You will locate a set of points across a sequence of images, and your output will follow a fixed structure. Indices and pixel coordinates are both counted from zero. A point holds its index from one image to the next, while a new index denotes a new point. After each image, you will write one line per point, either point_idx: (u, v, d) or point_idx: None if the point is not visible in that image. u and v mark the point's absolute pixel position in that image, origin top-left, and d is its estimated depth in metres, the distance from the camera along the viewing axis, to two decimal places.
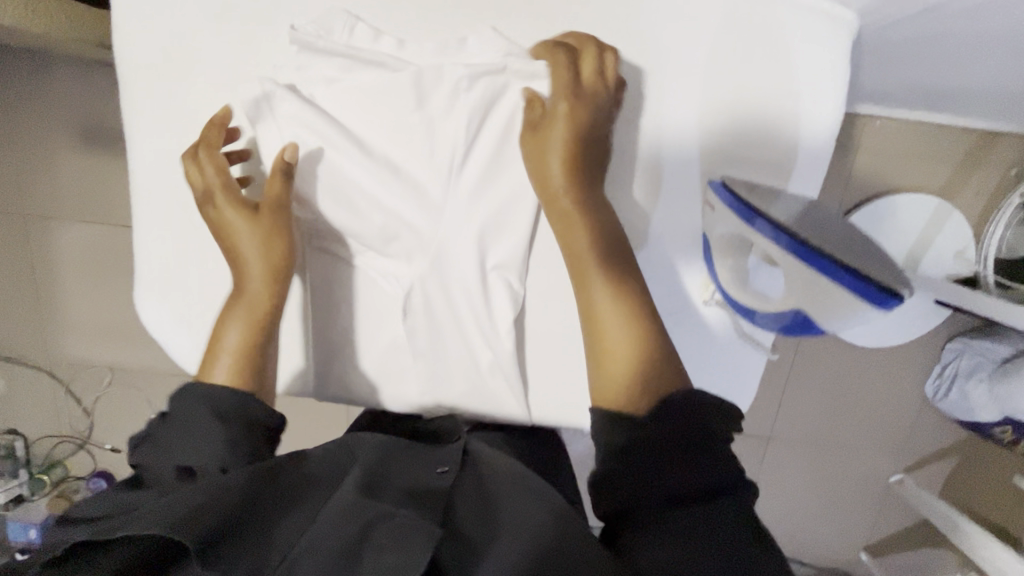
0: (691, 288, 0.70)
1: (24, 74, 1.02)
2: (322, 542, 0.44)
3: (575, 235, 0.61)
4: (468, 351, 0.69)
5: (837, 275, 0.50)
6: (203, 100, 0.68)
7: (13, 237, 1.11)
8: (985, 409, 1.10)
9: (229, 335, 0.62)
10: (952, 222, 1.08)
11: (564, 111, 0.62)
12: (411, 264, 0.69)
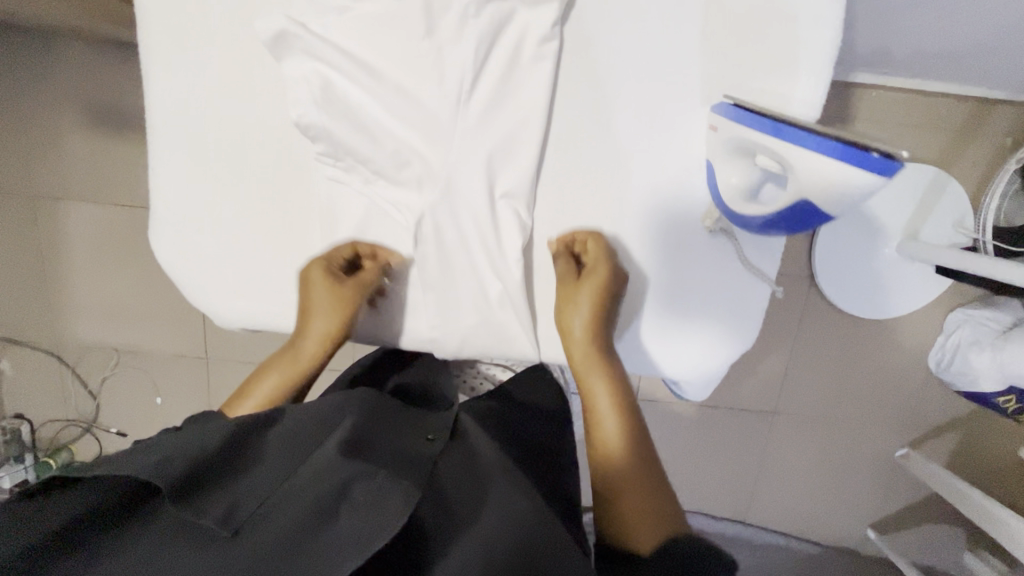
0: (694, 216, 0.61)
1: (37, 56, 1.04)
2: (304, 493, 0.50)
3: (593, 381, 0.62)
4: (479, 297, 0.65)
5: (825, 142, 0.44)
6: (195, 21, 0.62)
7: (24, 218, 1.12)
8: (987, 378, 1.10)
9: (263, 381, 0.66)
10: (951, 190, 1.09)
11: (600, 273, 0.60)
12: (421, 191, 0.63)
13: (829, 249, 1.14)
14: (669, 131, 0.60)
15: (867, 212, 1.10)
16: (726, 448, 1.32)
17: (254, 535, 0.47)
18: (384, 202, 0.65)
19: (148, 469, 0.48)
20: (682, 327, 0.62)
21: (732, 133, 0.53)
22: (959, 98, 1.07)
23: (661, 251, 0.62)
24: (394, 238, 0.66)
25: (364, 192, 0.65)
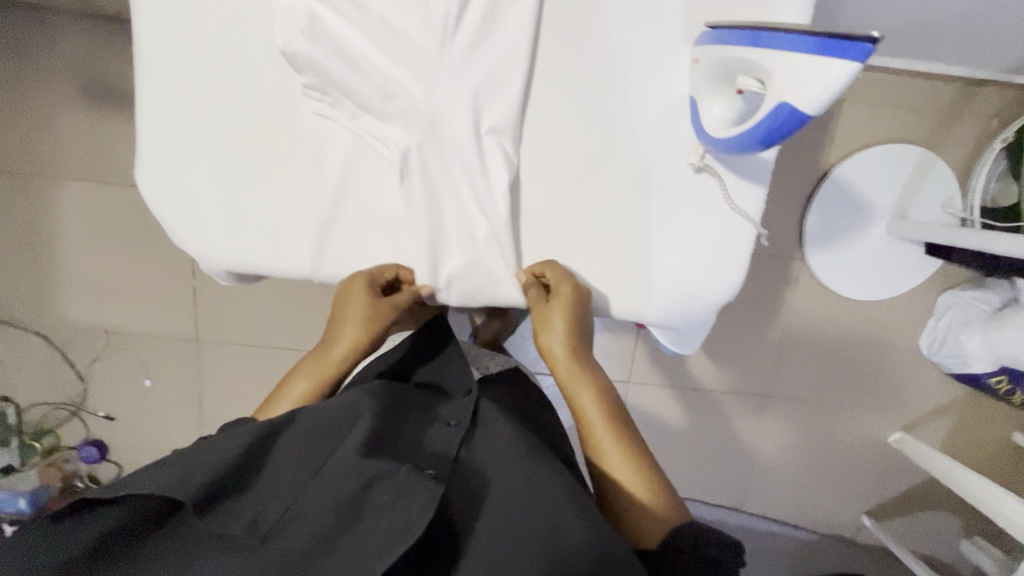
0: (678, 151, 0.56)
1: (35, 33, 1.04)
2: (325, 495, 0.48)
3: (579, 392, 0.59)
4: (471, 252, 0.58)
5: (803, 40, 0.43)
6: None
7: (14, 195, 1.12)
8: (979, 359, 1.11)
9: (295, 385, 0.65)
10: (938, 171, 1.10)
11: (565, 292, 0.56)
12: (407, 128, 0.54)
13: (821, 230, 1.14)
14: (680, 66, 0.55)
15: (856, 193, 1.11)
16: (721, 434, 1.30)
17: (281, 544, 0.45)
18: (366, 138, 0.55)
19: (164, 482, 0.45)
20: (662, 284, 0.58)
21: (714, 54, 0.49)
22: (945, 80, 1.09)
23: (645, 192, 0.56)
24: (377, 185, 0.57)
25: (344, 125, 0.55)
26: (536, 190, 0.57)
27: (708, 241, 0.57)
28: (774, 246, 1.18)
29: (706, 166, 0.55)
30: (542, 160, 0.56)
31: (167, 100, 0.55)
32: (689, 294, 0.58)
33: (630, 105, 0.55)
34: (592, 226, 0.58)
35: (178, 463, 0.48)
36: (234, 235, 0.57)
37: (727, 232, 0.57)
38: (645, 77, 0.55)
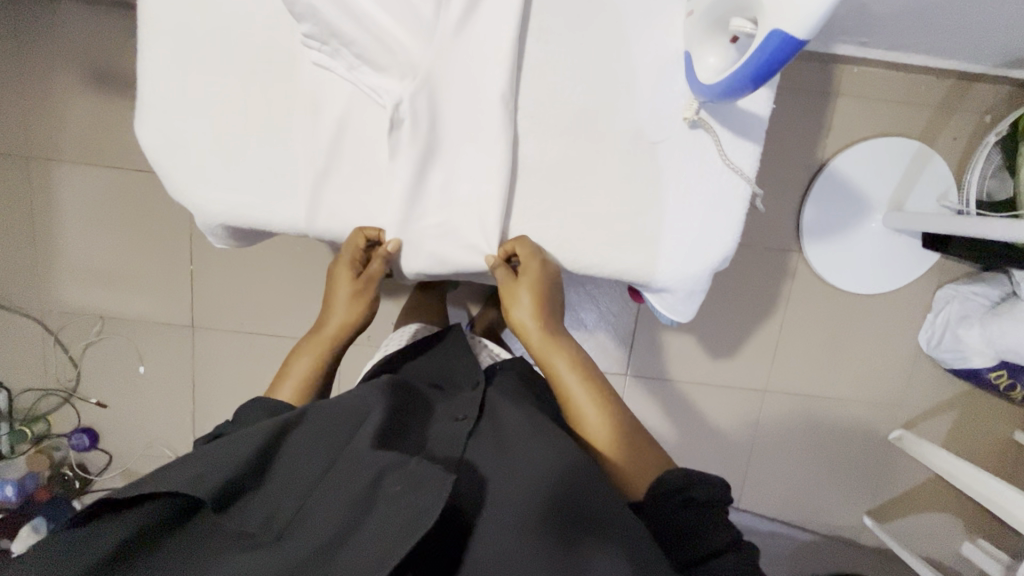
0: (670, 108, 0.57)
1: (40, 17, 1.06)
2: (341, 490, 0.49)
3: (554, 361, 0.64)
4: (466, 207, 0.59)
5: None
6: None
7: (15, 178, 1.12)
8: (979, 353, 1.11)
9: (298, 363, 0.67)
10: (934, 163, 1.11)
11: (534, 270, 0.60)
12: (403, 79, 0.55)
13: (819, 222, 1.14)
14: (674, 24, 0.56)
15: (852, 185, 1.12)
16: (719, 430, 1.29)
17: (296, 541, 0.46)
18: (363, 89, 0.56)
19: (184, 483, 0.47)
20: (651, 240, 0.59)
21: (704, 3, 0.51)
22: (938, 75, 1.11)
23: (637, 148, 0.58)
24: (373, 137, 0.58)
25: (341, 76, 0.56)
26: (534, 152, 0.58)
27: (699, 198, 0.58)
28: (772, 239, 1.19)
29: (701, 121, 0.56)
30: (537, 118, 0.57)
31: (171, 49, 0.56)
32: (686, 249, 0.59)
33: (625, 61, 0.56)
34: (585, 186, 0.59)
35: (196, 462, 0.49)
36: (231, 183, 0.59)
37: (720, 188, 0.58)
38: (640, 33, 0.56)
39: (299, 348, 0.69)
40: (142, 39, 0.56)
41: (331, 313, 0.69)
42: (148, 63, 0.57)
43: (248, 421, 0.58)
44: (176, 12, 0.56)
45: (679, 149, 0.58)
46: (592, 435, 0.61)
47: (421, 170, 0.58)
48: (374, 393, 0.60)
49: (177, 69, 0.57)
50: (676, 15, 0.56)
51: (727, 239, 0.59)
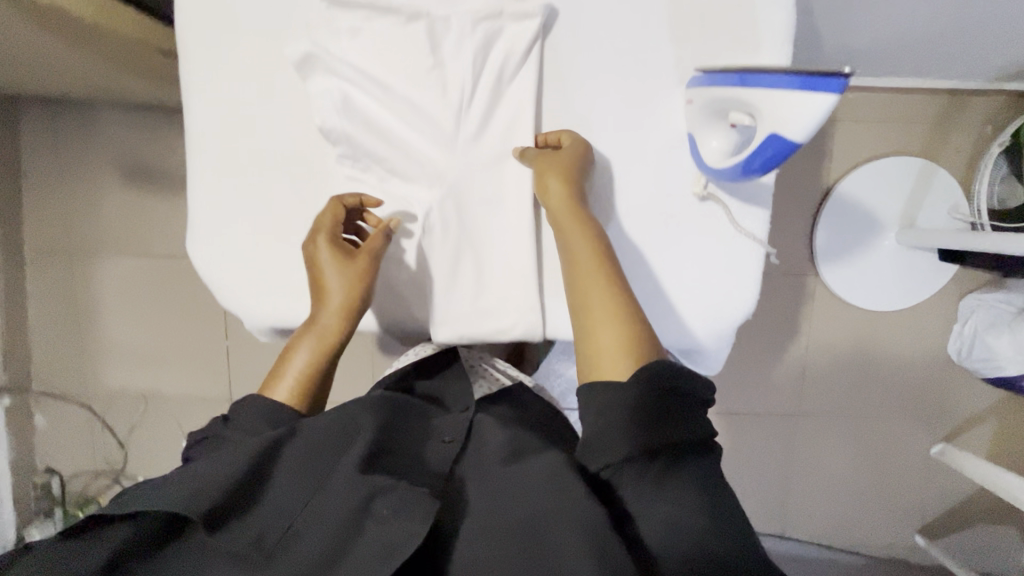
0: (680, 185, 0.61)
1: (76, 125, 1.14)
2: (330, 510, 0.47)
3: (575, 242, 0.56)
4: (497, 294, 0.61)
5: (782, 75, 0.47)
6: (196, 50, 0.61)
7: (60, 274, 1.19)
8: (1014, 362, 1.09)
9: (295, 358, 0.58)
10: (939, 177, 1.12)
11: (574, 147, 0.58)
12: (431, 188, 0.60)
13: (831, 245, 1.16)
14: (677, 107, 0.59)
15: (859, 206, 1.14)
16: (755, 457, 1.28)
17: (285, 561, 0.44)
18: (394, 198, 0.62)
19: (173, 500, 0.44)
20: (669, 310, 0.62)
21: (700, 98, 0.55)
22: (933, 92, 1.13)
23: (649, 226, 0.61)
24: (404, 238, 0.62)
25: (375, 187, 0.62)
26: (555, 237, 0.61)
27: (715, 265, 0.61)
28: (786, 265, 1.21)
29: (710, 193, 0.60)
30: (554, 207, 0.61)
31: (219, 173, 0.63)
32: (706, 315, 0.62)
33: (632, 146, 0.60)
34: None
35: (183, 479, 0.46)
36: (277, 288, 0.63)
37: (735, 254, 0.61)
38: (642, 119, 0.60)
39: (294, 339, 0.60)
40: (193, 164, 0.64)
41: (322, 303, 0.59)
42: (199, 185, 0.64)
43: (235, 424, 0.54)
44: (222, 143, 0.62)
45: (694, 221, 0.61)
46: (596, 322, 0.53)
47: (455, 262, 0.61)
48: (364, 409, 0.58)
49: (226, 188, 0.63)
50: (678, 99, 0.59)
51: (748, 299, 0.61)
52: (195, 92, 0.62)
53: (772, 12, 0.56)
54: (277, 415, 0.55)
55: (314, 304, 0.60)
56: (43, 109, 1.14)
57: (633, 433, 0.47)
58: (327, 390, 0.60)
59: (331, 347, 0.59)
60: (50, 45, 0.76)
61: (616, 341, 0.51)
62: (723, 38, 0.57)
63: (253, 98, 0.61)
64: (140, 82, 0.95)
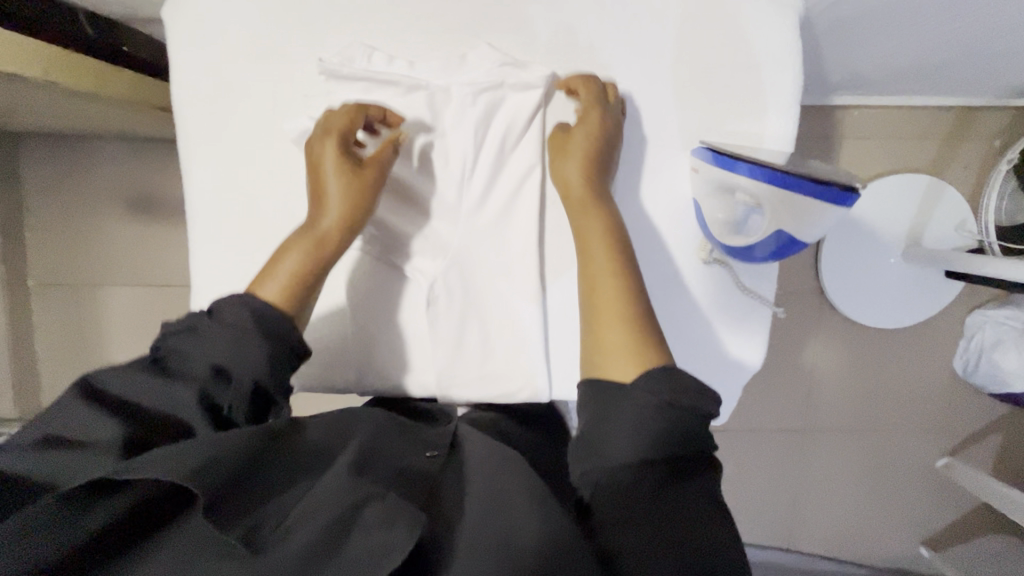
0: (685, 250, 0.61)
1: (75, 158, 1.14)
2: (313, 514, 0.42)
3: (591, 218, 0.55)
4: (503, 361, 0.62)
5: (797, 182, 0.47)
6: (204, 122, 0.62)
7: (65, 302, 1.19)
8: (1019, 377, 1.07)
9: (288, 259, 0.56)
10: (946, 194, 1.11)
11: (604, 107, 0.57)
12: (435, 260, 0.61)
13: (837, 265, 1.15)
14: (681, 172, 0.60)
15: (865, 225, 1.13)
16: (762, 474, 1.28)
17: (270, 561, 0.39)
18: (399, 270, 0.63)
19: (175, 472, 0.40)
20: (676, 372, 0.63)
21: (710, 176, 0.55)
22: (940, 108, 1.11)
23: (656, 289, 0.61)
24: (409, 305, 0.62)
25: (375, 260, 0.62)
26: (559, 299, 0.62)
27: (722, 326, 0.62)
28: (791, 284, 1.20)
29: (716, 259, 0.61)
30: (558, 269, 0.61)
31: (223, 244, 0.63)
32: (713, 375, 0.63)
33: (634, 216, 0.61)
34: None
35: (181, 453, 0.42)
36: None
37: (741, 314, 0.62)
38: (644, 181, 0.61)
39: (291, 238, 0.58)
40: (194, 238, 0.64)
41: (323, 208, 0.57)
42: (202, 254, 0.64)
43: (222, 324, 0.51)
44: (226, 211, 0.63)
45: (699, 285, 0.62)
46: (603, 297, 0.51)
47: (460, 326, 0.61)
48: (353, 422, 0.55)
49: (229, 259, 0.63)
50: (681, 165, 0.60)
51: (756, 357, 0.62)
52: (196, 165, 0.63)
53: (772, 77, 0.57)
54: (269, 322, 0.52)
55: (317, 198, 0.58)
56: (43, 140, 1.13)
57: (642, 430, 0.43)
58: (311, 304, 0.57)
59: (322, 256, 0.57)
60: (49, 96, 0.76)
61: (620, 331, 0.49)
62: (725, 101, 0.58)
63: (254, 170, 0.62)
64: (139, 121, 0.94)
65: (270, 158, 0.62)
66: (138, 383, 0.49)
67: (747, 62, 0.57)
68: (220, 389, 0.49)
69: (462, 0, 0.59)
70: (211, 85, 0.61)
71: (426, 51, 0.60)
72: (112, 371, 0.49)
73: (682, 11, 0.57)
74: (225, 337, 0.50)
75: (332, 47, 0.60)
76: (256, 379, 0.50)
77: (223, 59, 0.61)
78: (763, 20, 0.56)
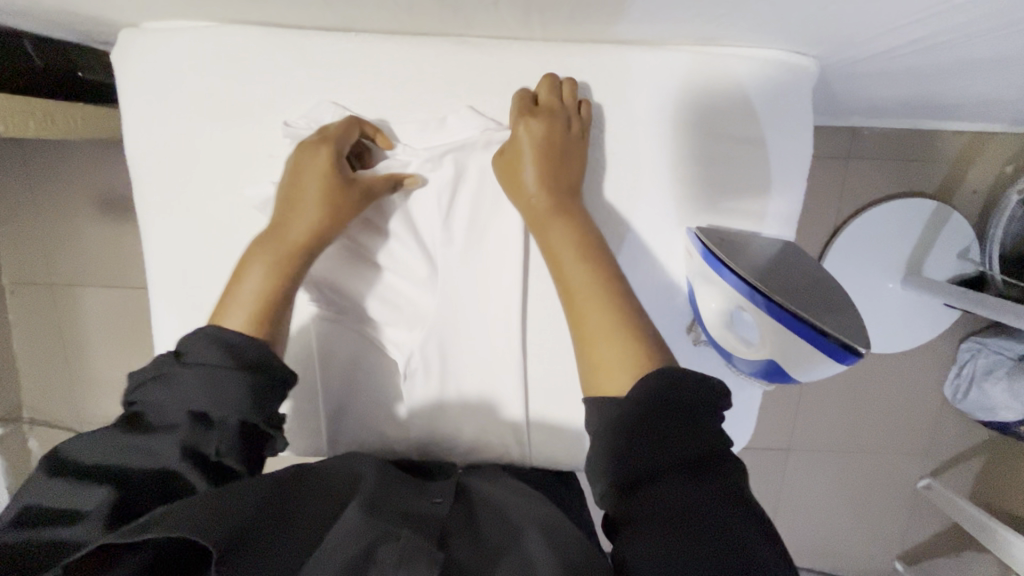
0: (677, 330, 0.59)
1: (44, 155, 1.08)
2: (323, 558, 0.40)
3: (561, 240, 0.51)
4: (480, 428, 0.61)
5: (795, 325, 0.45)
6: (164, 173, 0.58)
7: (43, 305, 1.16)
8: (1007, 408, 1.07)
9: (251, 274, 0.51)
10: (953, 220, 1.07)
11: (557, 108, 0.52)
12: (412, 331, 0.59)
13: None
14: (672, 250, 0.57)
15: (866, 253, 1.09)
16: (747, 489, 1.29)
17: None
18: (376, 339, 0.60)
19: (189, 526, 0.37)
20: None
21: (702, 271, 0.52)
22: (953, 131, 1.06)
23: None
24: (385, 371, 0.61)
25: (350, 324, 0.60)
26: (542, 365, 0.60)
27: None
28: None
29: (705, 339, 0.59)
30: (541, 336, 0.60)
31: (190, 301, 0.60)
32: None
33: None
34: None
35: (193, 504, 0.40)
36: None
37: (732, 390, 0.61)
38: (634, 258, 0.57)
39: (256, 244, 0.53)
40: (159, 291, 0.61)
41: (296, 212, 0.53)
42: (168, 307, 0.61)
43: (195, 365, 0.47)
44: (192, 265, 0.59)
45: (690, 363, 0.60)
46: (588, 327, 0.48)
47: (441, 391, 0.60)
48: (362, 471, 0.54)
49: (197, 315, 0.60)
50: (677, 242, 0.57)
51: (741, 429, 0.63)
52: (154, 226, 0.59)
53: (772, 150, 0.55)
54: (239, 346, 0.48)
55: (291, 212, 0.53)
56: (9, 141, 1.07)
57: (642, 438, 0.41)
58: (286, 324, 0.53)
59: (293, 271, 0.53)
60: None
61: (608, 357, 0.46)
62: (723, 175, 0.55)
63: (217, 233, 0.58)
64: None
65: (235, 218, 0.58)
66: (114, 446, 0.44)
67: (748, 136, 0.54)
68: (203, 436, 0.45)
69: (445, 47, 0.54)
70: (167, 140, 0.57)
71: (402, 108, 0.56)
72: (84, 436, 0.45)
73: (682, 78, 0.53)
74: (200, 377, 0.46)
75: (299, 105, 0.55)
76: (240, 416, 0.47)
77: (181, 111, 0.56)
78: (769, 89, 0.53)
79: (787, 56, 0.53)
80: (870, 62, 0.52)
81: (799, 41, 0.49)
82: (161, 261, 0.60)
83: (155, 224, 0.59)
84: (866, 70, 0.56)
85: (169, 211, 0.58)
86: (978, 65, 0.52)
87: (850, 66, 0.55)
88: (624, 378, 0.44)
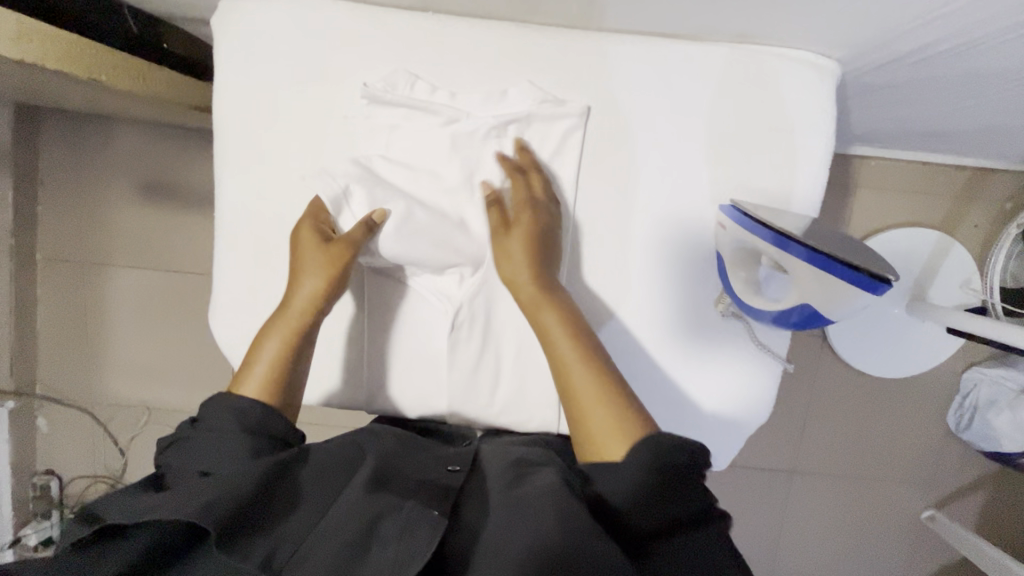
0: (703, 301, 0.64)
1: (97, 136, 1.14)
2: (325, 536, 0.43)
3: (548, 311, 0.56)
4: (518, 384, 0.65)
5: (839, 268, 0.50)
6: (242, 126, 0.63)
7: (73, 280, 1.19)
8: (1010, 439, 1.09)
9: (264, 348, 0.57)
10: (957, 249, 1.12)
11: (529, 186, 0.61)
12: (462, 286, 0.64)
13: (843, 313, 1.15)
14: (704, 224, 0.62)
15: None
16: (752, 509, 1.28)
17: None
18: (424, 292, 0.65)
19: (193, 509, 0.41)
20: (689, 415, 0.64)
21: (744, 238, 0.56)
22: (955, 168, 1.13)
23: (679, 335, 0.64)
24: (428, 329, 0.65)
25: (401, 277, 0.65)
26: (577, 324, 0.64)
27: (738, 380, 0.64)
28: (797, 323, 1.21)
29: (733, 312, 0.63)
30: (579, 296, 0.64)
31: (252, 246, 0.64)
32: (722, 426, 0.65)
33: (659, 261, 0.63)
34: (620, 354, 0.64)
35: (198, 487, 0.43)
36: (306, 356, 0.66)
37: (757, 366, 0.64)
38: (670, 230, 0.63)
39: (260, 335, 0.58)
40: (223, 236, 0.65)
41: (297, 283, 0.59)
42: (230, 253, 0.65)
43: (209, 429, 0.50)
44: (258, 213, 0.64)
45: (718, 335, 0.64)
46: (578, 410, 0.52)
47: (483, 345, 0.64)
48: (373, 440, 0.56)
49: (258, 259, 0.65)
50: (710, 215, 0.62)
51: (766, 408, 0.65)
52: (230, 175, 0.64)
53: (803, 140, 0.61)
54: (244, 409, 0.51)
55: (286, 300, 0.59)
56: (68, 119, 1.13)
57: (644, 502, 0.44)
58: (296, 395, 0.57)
59: (301, 339, 0.58)
60: (87, 92, 0.76)
61: (605, 422, 0.50)
62: (755, 159, 0.61)
63: (287, 186, 0.63)
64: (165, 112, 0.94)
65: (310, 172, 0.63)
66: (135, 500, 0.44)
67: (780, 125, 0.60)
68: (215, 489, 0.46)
69: (508, 30, 0.60)
70: (250, 97, 0.62)
71: (467, 80, 0.61)
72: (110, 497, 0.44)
73: (723, 69, 0.59)
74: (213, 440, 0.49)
75: (376, 70, 0.61)
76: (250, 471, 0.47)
77: (263, 72, 0.61)
78: (800, 84, 0.59)
79: (815, 57, 0.59)
80: (889, 70, 0.58)
81: (830, 42, 0.55)
82: (231, 206, 0.64)
83: (228, 173, 0.64)
84: (883, 83, 0.62)
85: (243, 162, 0.63)
86: (982, 82, 0.58)
87: (869, 76, 0.61)
88: (620, 444, 0.49)
